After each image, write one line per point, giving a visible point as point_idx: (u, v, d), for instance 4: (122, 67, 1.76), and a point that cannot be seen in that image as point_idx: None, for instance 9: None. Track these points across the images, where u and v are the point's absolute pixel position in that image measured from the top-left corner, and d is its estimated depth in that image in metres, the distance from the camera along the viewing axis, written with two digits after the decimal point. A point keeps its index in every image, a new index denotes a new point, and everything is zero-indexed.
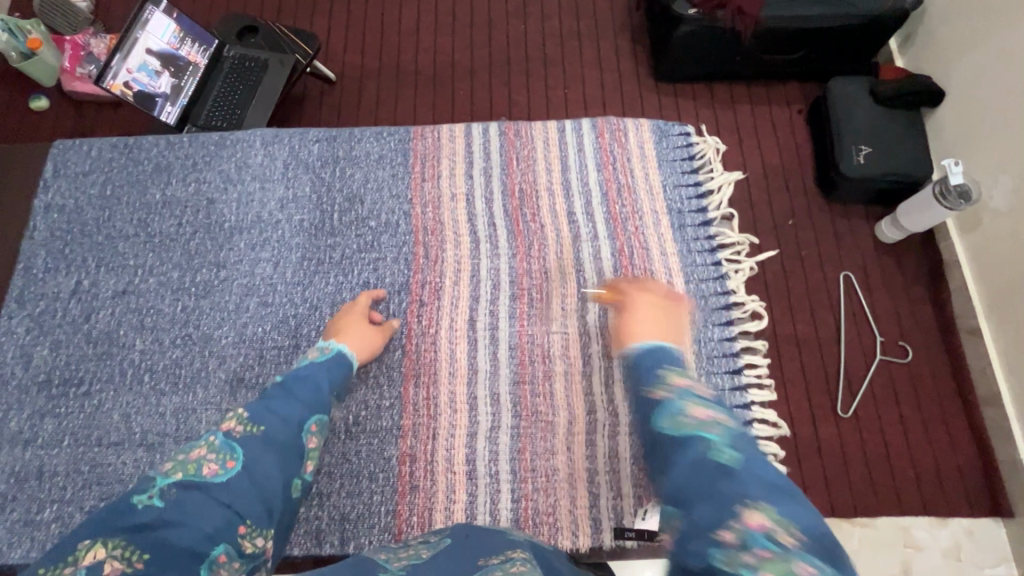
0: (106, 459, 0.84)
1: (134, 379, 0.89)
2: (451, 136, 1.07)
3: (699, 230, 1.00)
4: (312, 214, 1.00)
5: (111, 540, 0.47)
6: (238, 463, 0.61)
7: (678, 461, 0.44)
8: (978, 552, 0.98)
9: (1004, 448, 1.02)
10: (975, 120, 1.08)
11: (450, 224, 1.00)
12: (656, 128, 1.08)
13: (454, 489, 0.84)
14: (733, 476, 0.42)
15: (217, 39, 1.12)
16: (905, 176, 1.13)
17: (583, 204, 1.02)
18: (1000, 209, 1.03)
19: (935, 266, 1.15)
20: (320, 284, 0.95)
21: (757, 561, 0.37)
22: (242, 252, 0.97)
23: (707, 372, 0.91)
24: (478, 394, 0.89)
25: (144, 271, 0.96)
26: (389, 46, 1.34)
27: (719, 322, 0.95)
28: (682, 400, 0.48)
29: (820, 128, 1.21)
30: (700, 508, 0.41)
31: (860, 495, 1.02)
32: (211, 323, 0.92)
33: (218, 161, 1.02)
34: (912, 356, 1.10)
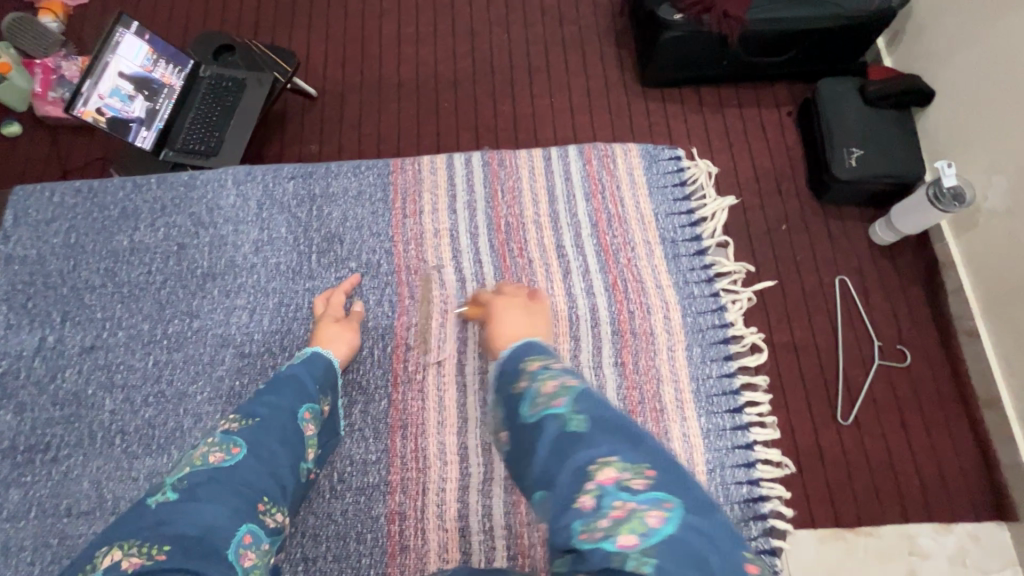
0: (77, 530, 0.82)
1: (104, 441, 0.86)
2: (432, 167, 1.05)
3: (694, 259, 0.99)
4: (289, 257, 0.97)
5: (127, 542, 0.50)
6: (243, 449, 0.62)
7: (546, 438, 0.50)
8: (984, 558, 0.97)
9: (1006, 450, 1.01)
10: (969, 117, 1.07)
11: (434, 263, 0.97)
12: (645, 153, 1.07)
13: (447, 547, 0.82)
14: (582, 438, 0.48)
15: (192, 59, 1.09)
16: (898, 178, 1.11)
17: (573, 237, 1.00)
18: (996, 210, 1.02)
19: (930, 268, 1.14)
20: (298, 331, 0.92)
21: (610, 521, 0.42)
22: (216, 299, 0.94)
23: (707, 413, 0.89)
24: (469, 443, 0.87)
25: (113, 324, 0.93)
26: (371, 61, 1.31)
27: (719, 356, 0.93)
28: (550, 373, 0.56)
29: (811, 130, 1.20)
30: (562, 480, 0.46)
31: (864, 504, 1.00)
32: (185, 379, 0.89)
33: (189, 204, 1.00)
34: (911, 360, 1.09)
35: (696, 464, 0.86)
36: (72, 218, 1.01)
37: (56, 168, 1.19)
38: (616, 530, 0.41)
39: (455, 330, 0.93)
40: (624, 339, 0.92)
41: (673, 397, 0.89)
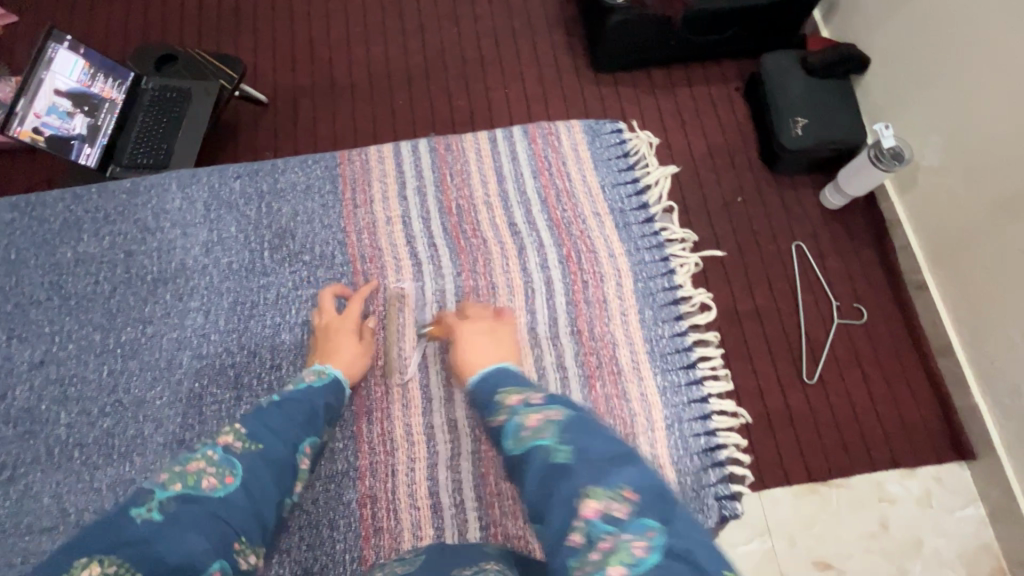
0: (40, 547, 0.79)
1: (62, 455, 0.84)
2: (380, 156, 1.05)
3: (644, 227, 1.01)
4: (241, 255, 0.96)
5: (108, 557, 0.46)
6: (238, 479, 0.57)
7: (532, 473, 0.48)
8: (946, 497, 1.02)
9: (960, 394, 1.06)
10: (904, 81, 1.11)
11: (388, 250, 0.97)
12: (588, 128, 1.09)
13: (420, 524, 0.83)
14: (568, 472, 0.46)
15: (132, 71, 1.06)
16: (842, 144, 1.16)
17: (524, 214, 1.01)
18: (933, 166, 1.07)
19: (878, 228, 1.19)
20: (256, 328, 0.91)
21: (598, 554, 0.40)
22: (169, 304, 0.92)
23: (662, 370, 0.91)
24: (435, 422, 0.87)
25: (63, 337, 0.90)
26: (321, 64, 1.30)
27: (670, 317, 0.95)
28: (526, 413, 0.54)
29: (758, 104, 1.24)
30: (552, 515, 0.44)
31: (832, 456, 1.05)
32: (143, 386, 0.88)
33: (133, 210, 0.97)
34: (867, 316, 1.13)
35: (656, 422, 0.88)
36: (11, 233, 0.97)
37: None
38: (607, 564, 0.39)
39: (415, 314, 0.93)
40: (578, 308, 0.94)
41: (630, 359, 0.91)
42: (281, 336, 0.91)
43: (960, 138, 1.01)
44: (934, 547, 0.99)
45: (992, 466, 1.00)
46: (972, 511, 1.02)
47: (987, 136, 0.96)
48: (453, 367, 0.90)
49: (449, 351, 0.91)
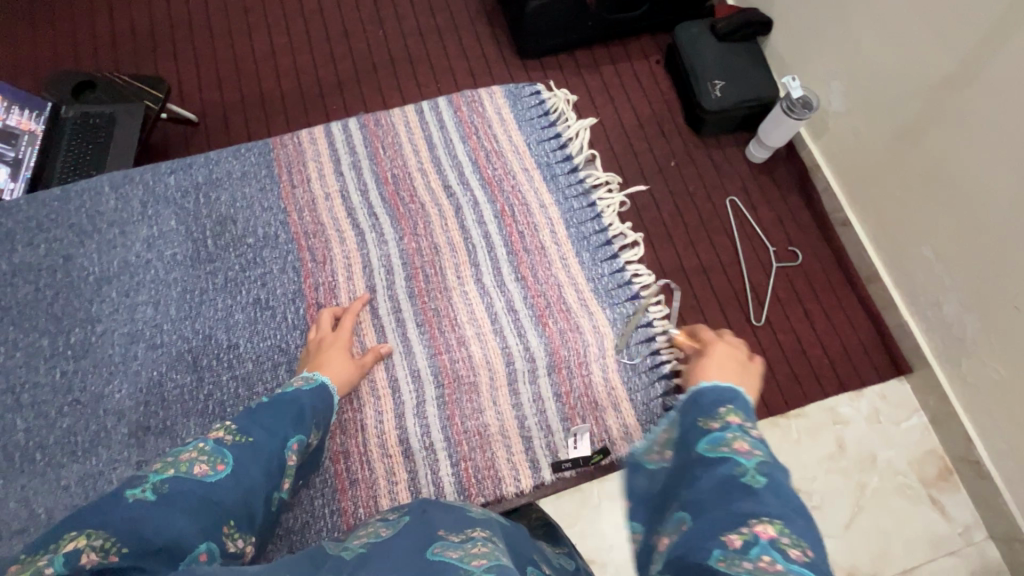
0: None
1: (23, 459, 0.81)
2: (312, 138, 1.06)
3: (570, 177, 1.07)
4: (185, 247, 0.95)
5: (96, 531, 0.48)
6: (228, 467, 0.60)
7: (712, 477, 0.46)
8: (892, 411, 1.11)
9: (892, 316, 1.15)
10: (803, 37, 1.20)
11: (330, 223, 0.99)
12: (508, 93, 1.13)
13: (393, 471, 0.86)
14: (756, 497, 0.43)
15: (49, 100, 1.03)
16: (758, 101, 1.24)
17: (457, 176, 1.05)
18: (839, 111, 1.16)
19: (801, 174, 1.28)
20: (209, 313, 0.91)
21: (753, 568, 0.38)
22: (116, 301, 0.91)
23: (607, 304, 0.97)
24: (399, 375, 0.90)
25: (9, 346, 0.87)
26: (248, 79, 1.29)
27: (606, 256, 1.01)
28: (743, 434, 0.49)
29: (678, 72, 1.31)
30: (713, 512, 0.43)
31: (788, 390, 1.12)
32: (100, 381, 0.86)
33: (67, 215, 0.94)
34: (802, 257, 1.22)
35: (607, 349, 0.94)
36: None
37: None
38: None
39: (363, 281, 0.96)
40: (519, 256, 0.99)
41: (576, 299, 0.97)
42: (235, 316, 0.92)
43: (857, 82, 1.10)
44: (888, 458, 1.08)
45: (927, 376, 1.10)
46: (916, 420, 1.11)
47: (877, 77, 1.06)
48: (407, 324, 0.93)
49: (401, 311, 0.94)
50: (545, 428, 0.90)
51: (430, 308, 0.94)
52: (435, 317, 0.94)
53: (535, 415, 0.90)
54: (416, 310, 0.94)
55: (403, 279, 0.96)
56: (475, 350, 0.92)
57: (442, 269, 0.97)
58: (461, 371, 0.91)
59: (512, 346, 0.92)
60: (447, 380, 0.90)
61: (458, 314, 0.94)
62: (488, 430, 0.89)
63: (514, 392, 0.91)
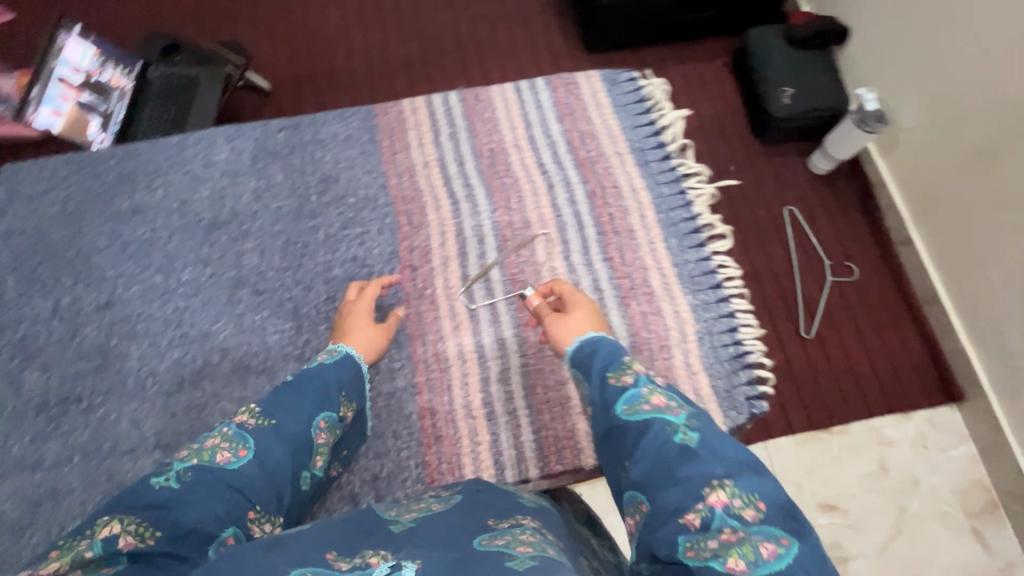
0: (123, 467, 0.83)
1: (136, 385, 0.87)
2: (414, 107, 1.08)
3: (662, 163, 1.05)
4: (290, 201, 0.99)
5: (128, 517, 0.53)
6: (250, 452, 0.64)
7: (649, 447, 0.57)
8: (939, 438, 1.09)
9: (949, 340, 1.12)
10: (881, 48, 1.18)
11: (427, 191, 1.01)
12: (606, 78, 1.12)
13: (477, 432, 0.88)
14: (697, 460, 0.55)
15: (140, 60, 1.08)
16: (827, 111, 1.22)
17: (551, 154, 1.04)
18: (912, 126, 1.13)
19: (864, 189, 1.25)
20: (310, 265, 0.95)
21: (717, 542, 0.49)
22: (225, 246, 0.95)
23: (692, 291, 0.97)
24: (485, 342, 0.92)
25: (126, 280, 0.93)
26: (319, 53, 1.32)
27: (692, 245, 1.00)
28: (655, 389, 0.63)
29: (746, 75, 1.29)
30: (671, 494, 0.53)
31: (832, 405, 1.10)
32: (207, 319, 0.91)
33: (183, 162, 1.00)
34: (858, 273, 1.19)
35: (688, 335, 0.94)
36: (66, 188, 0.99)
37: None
38: (724, 551, 0.48)
39: (455, 247, 0.97)
40: (608, 238, 0.98)
41: (661, 282, 0.96)
42: (333, 272, 0.95)
43: (932, 97, 1.08)
44: (930, 486, 1.06)
45: (980, 406, 1.07)
46: (963, 450, 1.08)
47: (953, 92, 1.03)
48: (496, 293, 0.94)
49: (490, 279, 0.95)
50: None
51: (518, 280, 0.95)
52: (522, 290, 0.94)
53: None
54: (505, 282, 0.95)
55: (495, 249, 0.97)
56: None
57: (532, 243, 0.97)
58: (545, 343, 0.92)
59: None
60: (532, 352, 0.91)
61: (544, 289, 0.95)
62: (569, 402, 0.89)
63: None
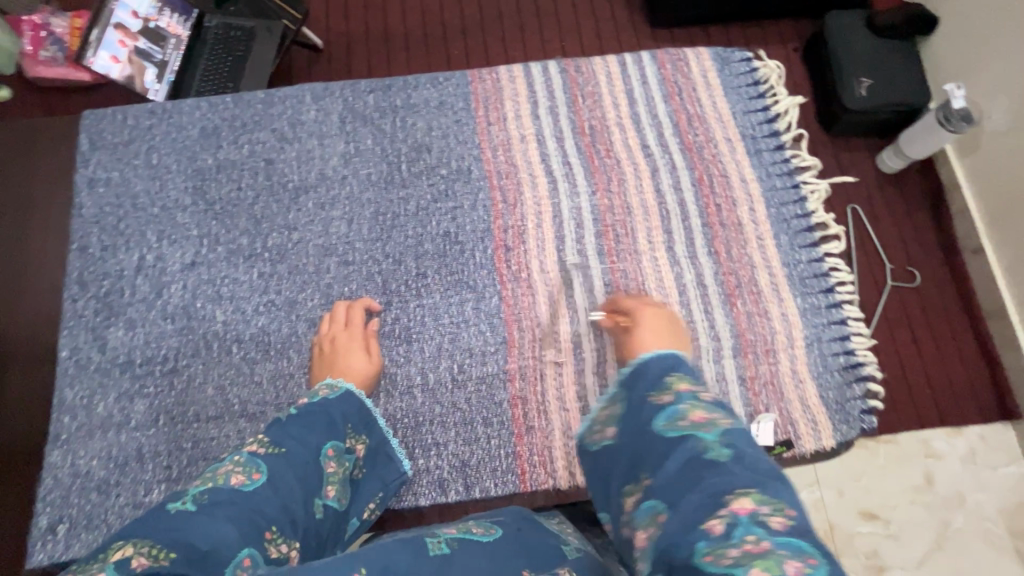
0: (209, 434, 0.83)
1: (221, 349, 0.87)
2: (511, 76, 1.04)
3: (774, 154, 1.00)
4: (379, 167, 0.96)
5: (143, 539, 0.49)
6: (264, 476, 0.60)
7: (678, 456, 0.51)
8: (991, 455, 1.06)
9: (1010, 356, 1.08)
10: (970, 43, 1.11)
11: (523, 166, 0.97)
12: (717, 56, 1.06)
13: (570, 425, 0.85)
14: (723, 469, 0.49)
15: (195, 7, 1.05)
16: (905, 105, 1.15)
17: (656, 136, 1.00)
18: (999, 129, 1.07)
19: (934, 191, 1.19)
20: (399, 238, 0.93)
21: (739, 551, 0.43)
22: (312, 212, 0.94)
23: (803, 294, 0.93)
24: (583, 330, 0.89)
25: (211, 240, 0.92)
26: (373, 11, 1.27)
27: (804, 244, 0.95)
28: (697, 401, 0.55)
29: (820, 63, 1.22)
30: (689, 498, 0.48)
31: (883, 415, 1.07)
32: (294, 288, 0.90)
33: (269, 119, 0.97)
34: (920, 280, 1.14)
35: (795, 339, 0.91)
36: (149, 139, 0.98)
37: (37, 98, 1.13)
38: (748, 562, 0.42)
39: (553, 230, 0.94)
40: (715, 230, 0.95)
41: (768, 281, 0.93)
42: (424, 246, 0.92)
43: None
44: (977, 503, 1.03)
45: None
46: (1015, 469, 1.05)
47: None
48: (595, 282, 0.91)
49: (589, 266, 0.92)
50: None
51: (618, 270, 0.92)
52: (623, 281, 0.91)
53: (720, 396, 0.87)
54: (604, 270, 0.92)
55: (593, 235, 0.94)
56: None
57: (634, 230, 0.94)
58: None
59: (698, 320, 0.89)
60: None
61: (646, 279, 0.91)
62: None
63: (698, 367, 0.88)
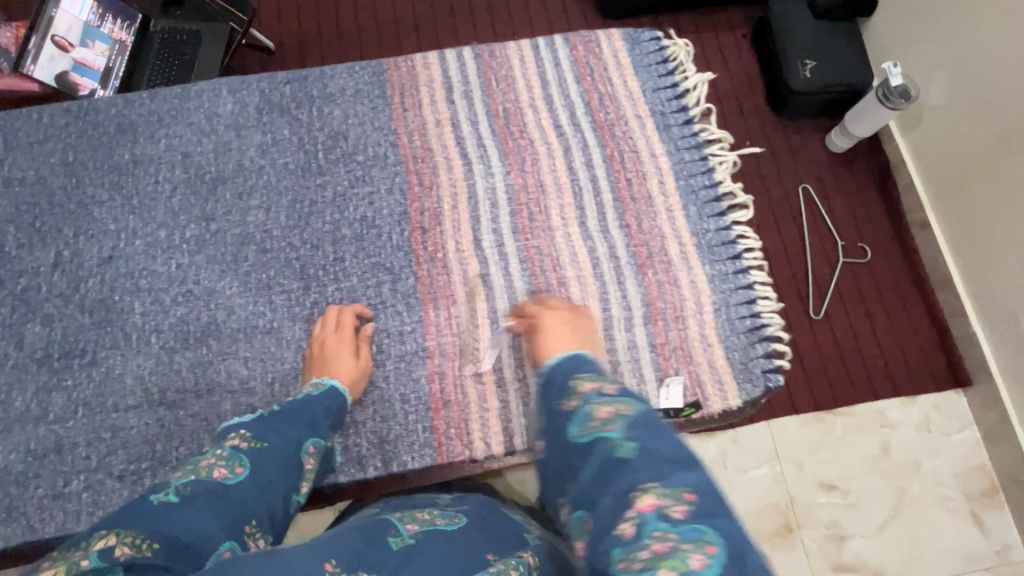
0: (127, 423, 0.81)
1: (140, 340, 0.85)
2: (426, 63, 1.02)
3: (684, 129, 1.01)
4: (296, 157, 0.94)
5: (126, 529, 0.42)
6: (248, 470, 0.52)
7: (585, 463, 0.46)
8: (944, 422, 1.08)
9: (958, 325, 1.11)
10: (909, 21, 1.13)
11: (439, 150, 0.96)
12: (628, 36, 1.06)
13: (485, 397, 0.85)
14: (629, 467, 0.45)
15: (140, 13, 1.05)
16: (848, 86, 1.18)
17: (568, 116, 1.00)
18: (938, 105, 1.10)
19: (882, 168, 1.22)
20: (317, 224, 0.91)
21: (649, 554, 0.39)
22: (230, 202, 0.91)
23: (710, 261, 0.93)
24: (499, 306, 0.88)
25: (129, 234, 0.90)
26: (325, 10, 1.28)
27: (713, 213, 0.96)
28: (600, 396, 0.50)
29: (767, 47, 1.25)
30: (602, 500, 0.44)
31: (838, 387, 1.09)
32: (213, 276, 0.88)
33: (186, 114, 0.95)
34: (871, 255, 1.17)
35: (704, 305, 0.91)
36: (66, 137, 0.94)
37: None
38: (656, 566, 0.38)
39: (467, 211, 0.93)
40: (625, 205, 0.95)
41: (678, 252, 0.93)
42: (342, 232, 0.91)
43: (964, 76, 1.04)
44: (932, 468, 1.06)
45: (988, 390, 1.06)
46: (967, 434, 1.08)
47: (990, 73, 0.99)
48: (509, 258, 0.91)
49: (504, 244, 0.92)
50: (638, 374, 0.87)
51: (532, 247, 0.91)
52: (537, 256, 0.91)
53: (630, 360, 0.87)
54: (518, 248, 0.91)
55: (508, 214, 0.93)
56: (574, 290, 0.89)
57: (547, 208, 0.94)
58: None
59: (611, 291, 0.89)
60: None
61: (559, 253, 0.91)
62: None
63: (609, 336, 0.88)
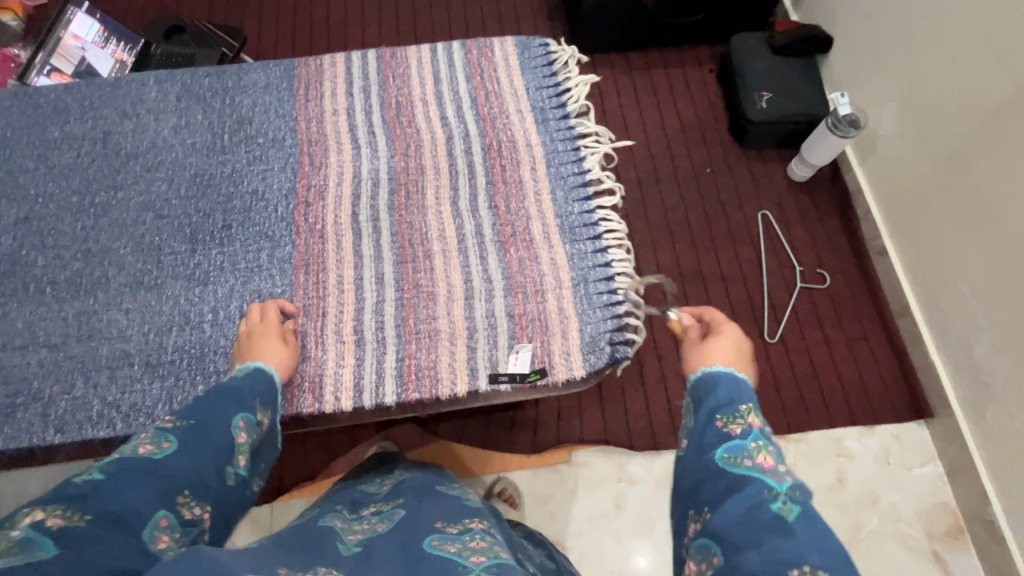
0: (11, 361, 0.77)
1: (35, 290, 0.81)
2: (332, 60, 0.99)
3: (561, 123, 0.95)
4: (204, 137, 0.91)
5: (55, 503, 0.39)
6: (176, 445, 0.48)
7: (739, 502, 0.41)
8: (906, 454, 1.05)
9: (918, 352, 1.08)
10: (860, 57, 1.17)
11: (332, 136, 0.92)
12: (519, 42, 1.01)
13: (343, 354, 0.78)
14: (788, 530, 0.39)
15: (142, 38, 1.17)
16: (804, 116, 1.21)
17: (455, 109, 0.95)
18: (890, 134, 1.12)
19: (844, 198, 1.23)
20: (213, 196, 0.87)
21: None
22: (138, 175, 0.88)
23: (570, 243, 0.86)
24: (365, 275, 0.82)
25: (44, 198, 0.87)
26: (318, 42, 1.39)
27: (579, 199, 0.89)
28: (764, 445, 0.45)
29: (729, 81, 1.30)
30: (747, 553, 0.38)
31: (792, 412, 1.07)
32: (110, 237, 0.84)
33: (114, 99, 0.93)
34: (830, 281, 1.17)
35: (563, 281, 0.83)
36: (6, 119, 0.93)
37: None
38: None
39: (349, 190, 0.88)
40: (497, 188, 0.89)
41: (542, 228, 0.86)
42: (232, 203, 0.87)
43: (910, 107, 1.06)
44: (891, 502, 1.01)
45: (949, 424, 1.02)
46: (930, 468, 1.04)
47: (934, 100, 1.01)
48: (381, 231, 0.85)
49: (378, 219, 0.86)
50: (490, 340, 0.79)
51: (404, 222, 0.86)
52: (408, 232, 0.85)
53: (487, 330, 0.80)
54: (392, 223, 0.86)
55: (386, 193, 0.88)
56: (439, 263, 0.83)
57: (423, 188, 0.89)
58: (423, 280, 0.82)
59: (473, 266, 0.83)
60: (408, 286, 0.82)
61: (429, 229, 0.86)
62: (439, 332, 0.79)
63: (468, 305, 0.81)
